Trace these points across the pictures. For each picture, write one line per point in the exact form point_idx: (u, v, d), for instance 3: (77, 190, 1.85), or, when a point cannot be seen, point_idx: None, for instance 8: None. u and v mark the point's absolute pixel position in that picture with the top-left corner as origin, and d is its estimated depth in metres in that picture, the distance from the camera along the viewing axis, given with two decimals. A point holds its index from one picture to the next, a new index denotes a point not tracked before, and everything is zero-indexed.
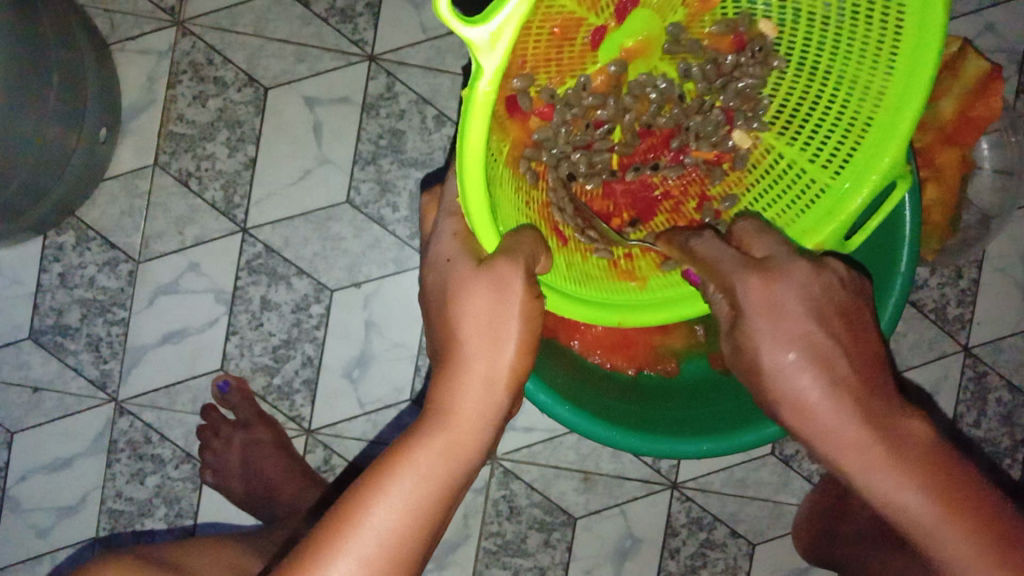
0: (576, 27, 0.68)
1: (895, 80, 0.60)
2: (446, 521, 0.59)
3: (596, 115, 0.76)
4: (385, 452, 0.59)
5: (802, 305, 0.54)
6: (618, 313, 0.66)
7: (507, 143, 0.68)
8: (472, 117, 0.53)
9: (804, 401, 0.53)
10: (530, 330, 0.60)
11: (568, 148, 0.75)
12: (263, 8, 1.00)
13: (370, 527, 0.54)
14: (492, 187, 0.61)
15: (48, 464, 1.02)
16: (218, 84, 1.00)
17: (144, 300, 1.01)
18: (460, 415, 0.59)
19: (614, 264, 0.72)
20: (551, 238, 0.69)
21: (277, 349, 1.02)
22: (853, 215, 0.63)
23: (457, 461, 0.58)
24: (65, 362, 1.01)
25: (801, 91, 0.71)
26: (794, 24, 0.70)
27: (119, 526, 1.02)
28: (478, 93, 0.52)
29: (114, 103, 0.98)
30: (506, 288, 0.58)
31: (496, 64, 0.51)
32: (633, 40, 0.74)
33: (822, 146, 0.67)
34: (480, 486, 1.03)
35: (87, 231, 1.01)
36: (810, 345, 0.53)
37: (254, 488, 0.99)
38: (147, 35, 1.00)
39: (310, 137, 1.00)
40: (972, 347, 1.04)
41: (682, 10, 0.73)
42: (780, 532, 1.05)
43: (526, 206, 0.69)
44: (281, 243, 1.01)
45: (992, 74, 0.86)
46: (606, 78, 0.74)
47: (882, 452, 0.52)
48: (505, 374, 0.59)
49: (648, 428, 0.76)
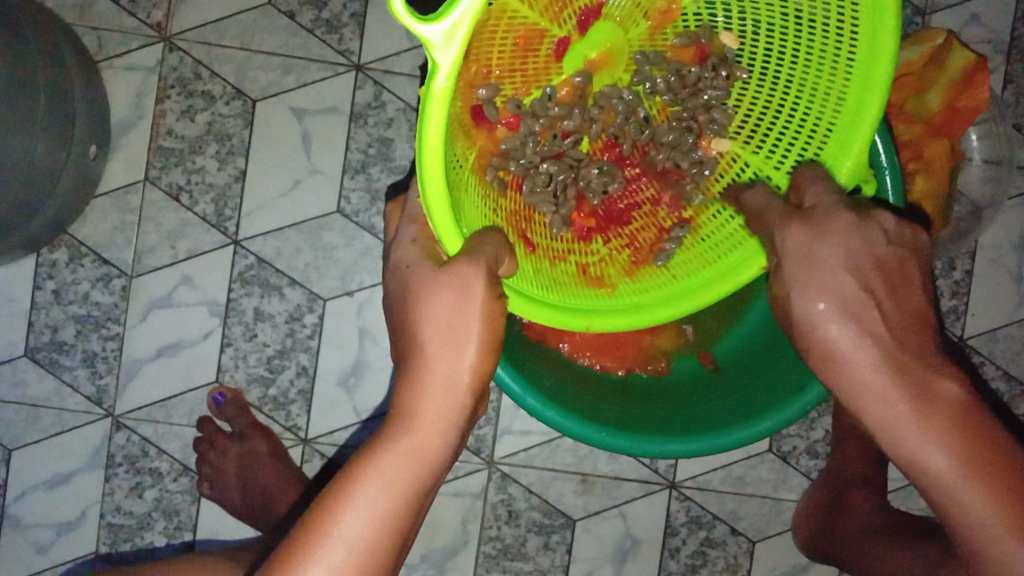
0: (540, 38, 0.70)
1: (853, 84, 0.62)
2: (410, 537, 0.59)
3: (562, 126, 0.75)
4: (350, 460, 0.59)
5: (837, 255, 0.52)
6: (586, 318, 0.66)
7: (471, 152, 0.68)
8: (428, 115, 0.54)
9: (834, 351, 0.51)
10: (492, 329, 0.60)
11: (537, 159, 0.75)
12: (249, 21, 1.00)
13: (338, 535, 0.54)
14: (455, 191, 0.61)
15: (47, 480, 1.02)
16: (206, 98, 1.01)
17: (137, 315, 1.02)
18: (422, 417, 0.59)
19: (584, 270, 0.72)
20: (518, 244, 0.69)
21: (271, 360, 1.02)
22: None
23: (422, 465, 0.58)
24: (61, 379, 1.01)
25: (765, 99, 0.72)
26: (754, 34, 0.72)
27: (120, 540, 1.02)
28: (434, 90, 0.54)
29: (102, 119, 0.99)
30: (467, 290, 0.58)
31: (451, 62, 0.53)
32: (596, 51, 0.75)
33: (788, 151, 0.68)
34: (479, 491, 1.03)
35: (80, 247, 1.01)
36: (844, 295, 0.51)
37: (251, 498, 0.98)
38: (134, 51, 1.01)
39: (298, 148, 1.01)
40: (967, 338, 1.04)
41: (643, 22, 0.75)
42: (780, 529, 1.05)
43: (493, 213, 0.68)
44: (273, 254, 1.01)
45: (977, 65, 0.89)
46: (570, 90, 0.75)
47: (910, 409, 0.50)
48: (467, 376, 0.59)
49: (643, 430, 0.75)
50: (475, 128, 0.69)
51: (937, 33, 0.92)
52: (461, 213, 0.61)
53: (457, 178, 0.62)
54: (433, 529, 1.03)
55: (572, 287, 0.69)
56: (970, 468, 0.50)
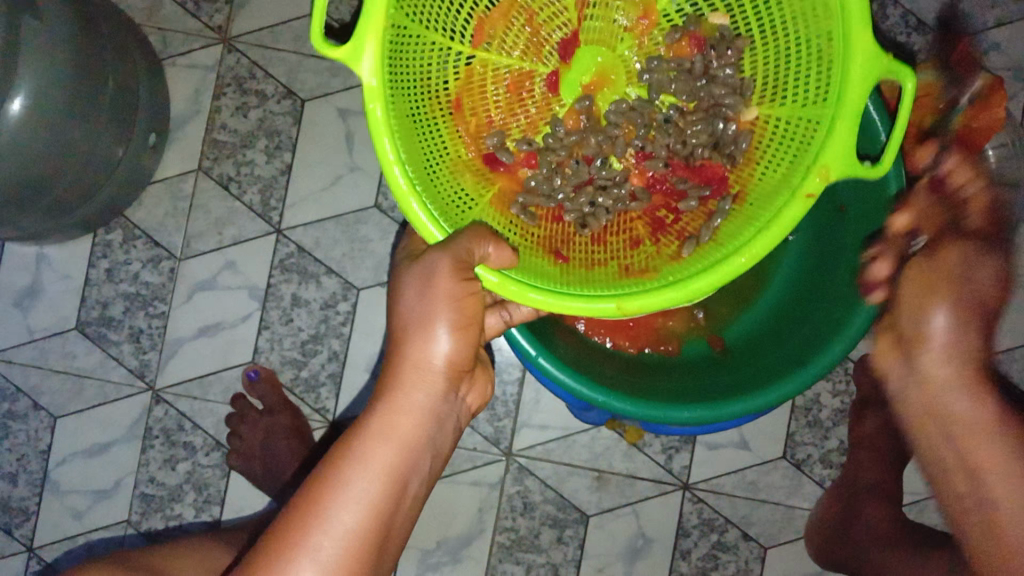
0: (526, 79, 0.80)
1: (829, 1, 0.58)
2: (400, 519, 0.65)
3: (582, 152, 0.80)
4: (330, 453, 0.65)
5: (972, 280, 0.66)
6: (615, 298, 0.62)
7: (488, 188, 0.75)
8: (373, 112, 0.63)
9: (926, 371, 0.68)
10: (459, 321, 0.67)
11: (569, 191, 0.78)
12: (302, 27, 1.08)
13: (332, 523, 0.60)
14: (442, 197, 0.68)
15: (87, 449, 1.08)
16: (259, 96, 1.08)
17: (183, 295, 1.08)
18: (398, 412, 0.66)
19: (625, 269, 0.70)
20: (543, 260, 0.70)
21: (305, 344, 1.07)
22: (849, 136, 0.58)
23: (400, 454, 0.65)
24: (108, 353, 1.08)
25: (774, 64, 0.69)
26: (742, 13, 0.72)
27: (151, 510, 1.06)
28: (370, 90, 0.63)
29: (162, 111, 1.06)
30: (430, 284, 0.65)
31: (372, 61, 0.63)
32: (588, 76, 0.81)
33: (804, 100, 0.64)
34: (496, 481, 1.06)
35: (134, 230, 1.08)
36: (961, 313, 0.66)
37: (272, 474, 1.03)
38: (195, 51, 1.09)
39: (341, 146, 1.07)
40: None
41: (626, 34, 0.81)
42: (791, 536, 1.06)
43: (515, 237, 0.72)
44: (312, 244, 1.07)
45: (994, 86, 0.90)
46: (577, 119, 0.81)
47: (954, 405, 0.67)
48: (436, 366, 0.67)
49: (645, 396, 0.78)
50: (492, 173, 0.76)
51: (960, 52, 0.93)
52: (448, 218, 0.67)
53: (444, 184, 0.69)
54: (449, 516, 1.06)
55: (605, 280, 0.67)
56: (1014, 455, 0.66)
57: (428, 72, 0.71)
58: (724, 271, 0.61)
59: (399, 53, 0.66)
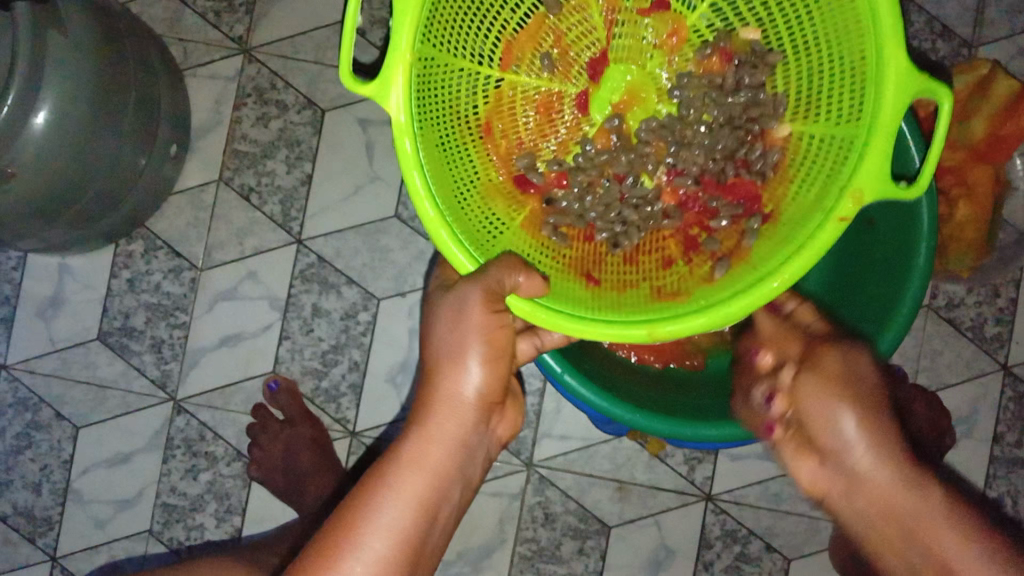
0: (555, 99, 0.81)
1: (863, 24, 0.59)
2: (431, 548, 0.65)
3: (612, 170, 0.81)
4: (366, 479, 0.65)
5: (861, 382, 0.64)
6: (648, 325, 0.63)
7: (519, 210, 0.75)
8: (402, 145, 0.64)
9: (859, 472, 0.63)
10: (493, 345, 0.67)
11: (598, 209, 0.79)
12: (323, 37, 1.08)
13: (361, 553, 0.60)
14: (472, 224, 0.69)
15: (109, 458, 1.08)
16: (280, 106, 1.08)
17: (204, 305, 1.08)
18: (430, 443, 0.65)
19: (658, 290, 0.70)
20: (574, 282, 0.71)
21: (326, 354, 1.07)
22: (880, 160, 0.59)
23: (433, 485, 0.64)
24: (130, 363, 1.08)
25: (807, 83, 0.70)
26: (772, 27, 0.72)
27: (173, 519, 1.07)
28: (399, 124, 0.64)
29: (183, 122, 1.07)
30: (462, 312, 0.65)
31: (400, 96, 0.64)
32: (618, 95, 0.82)
33: (837, 122, 0.64)
34: (517, 492, 1.06)
35: (155, 240, 1.08)
36: (863, 411, 0.63)
37: (291, 485, 1.02)
38: (216, 61, 1.09)
39: (362, 155, 1.07)
40: (1012, 366, 1.04)
41: (655, 50, 0.81)
42: (815, 548, 1.04)
43: (547, 260, 0.73)
44: (333, 254, 1.07)
45: (1023, 94, 0.90)
46: (608, 138, 0.82)
47: (906, 509, 0.62)
48: (470, 395, 0.67)
49: (672, 414, 0.78)
50: (524, 194, 0.77)
51: (982, 64, 0.95)
52: (479, 246, 0.68)
53: (473, 212, 0.70)
54: (470, 527, 1.06)
55: (638, 302, 0.68)
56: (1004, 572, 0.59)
57: (458, 98, 0.72)
58: (754, 294, 0.61)
59: (427, 84, 0.67)
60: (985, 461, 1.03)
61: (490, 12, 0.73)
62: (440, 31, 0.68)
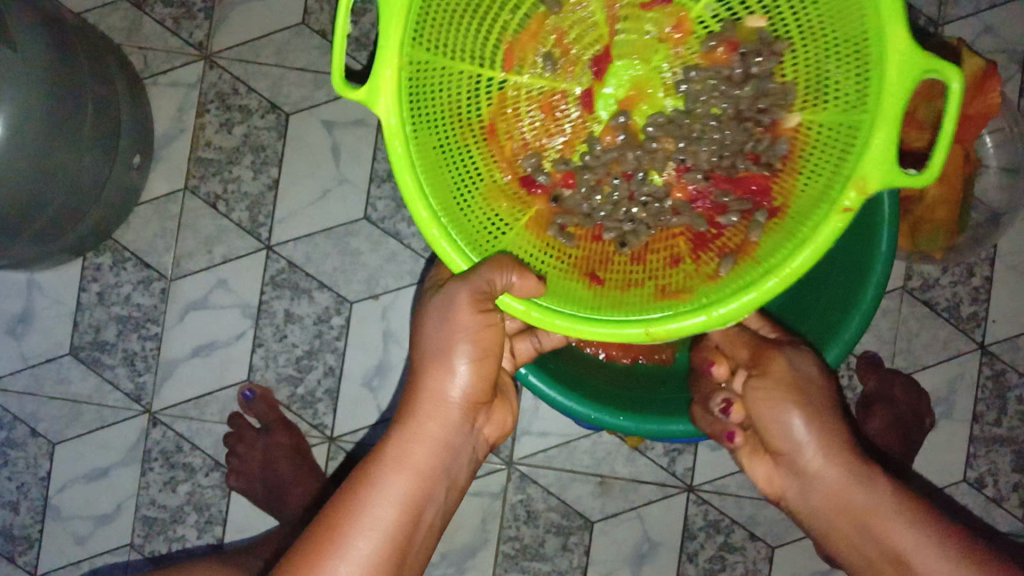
0: (559, 97, 0.79)
1: (863, 8, 0.58)
2: (416, 547, 0.66)
3: (619, 169, 0.79)
4: (350, 477, 0.66)
5: (812, 382, 0.67)
6: (644, 324, 0.62)
7: (523, 211, 0.74)
8: (394, 147, 0.63)
9: (808, 467, 0.66)
10: (482, 347, 0.67)
11: (605, 210, 0.77)
12: (284, 40, 1.06)
13: (349, 555, 0.61)
14: (471, 228, 0.68)
15: (86, 474, 1.07)
16: (243, 112, 1.07)
17: (175, 316, 1.07)
18: (416, 445, 0.66)
19: (665, 288, 0.68)
20: (579, 283, 0.69)
21: (300, 360, 1.06)
22: (887, 150, 0.58)
23: (418, 486, 0.66)
24: (103, 377, 1.07)
25: (810, 72, 0.67)
26: (778, 12, 0.69)
27: (153, 532, 1.06)
28: (390, 126, 0.63)
29: (145, 131, 1.05)
30: (453, 313, 0.65)
31: (392, 98, 0.63)
32: (622, 90, 0.80)
33: (843, 108, 0.62)
34: (498, 490, 1.05)
35: (123, 252, 1.07)
36: (813, 414, 0.66)
37: (270, 492, 1.02)
38: (177, 68, 1.07)
39: (328, 158, 1.06)
40: (988, 345, 1.03)
41: (660, 45, 0.79)
42: (798, 535, 1.04)
43: (550, 262, 0.71)
44: (303, 259, 1.06)
45: (986, 73, 0.89)
46: (614, 136, 0.79)
47: (859, 494, 0.65)
48: (456, 397, 0.67)
49: (637, 410, 0.78)
50: (529, 195, 0.75)
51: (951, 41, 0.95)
52: (477, 249, 0.67)
53: (474, 218, 0.69)
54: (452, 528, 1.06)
55: (640, 302, 0.66)
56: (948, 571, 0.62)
57: (457, 99, 0.71)
58: (757, 290, 0.61)
59: (421, 87, 0.66)
60: (965, 441, 1.03)
61: (489, 13, 0.72)
62: (434, 32, 0.66)
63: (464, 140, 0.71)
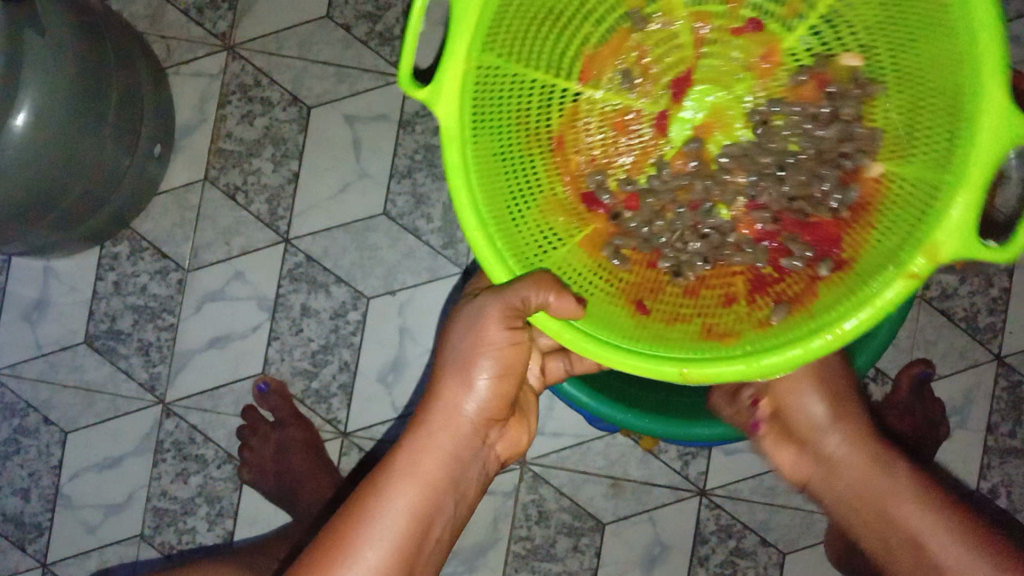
0: (636, 117, 0.77)
1: (959, 52, 0.53)
2: (426, 558, 0.66)
3: (686, 198, 0.77)
4: (361, 487, 0.67)
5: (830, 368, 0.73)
6: (682, 367, 0.58)
7: (578, 230, 0.71)
8: (449, 151, 0.61)
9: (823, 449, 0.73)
10: (502, 360, 0.65)
11: (665, 239, 0.74)
12: (307, 33, 1.06)
13: (354, 567, 0.62)
14: (523, 248, 0.65)
15: (98, 463, 1.07)
16: (265, 104, 1.07)
17: (191, 307, 1.07)
18: (428, 457, 0.66)
19: (710, 329, 0.64)
20: (623, 312, 0.66)
21: (316, 354, 1.06)
22: (969, 211, 0.53)
23: (429, 499, 0.66)
24: (117, 366, 1.07)
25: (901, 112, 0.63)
26: (874, 50, 0.65)
27: (164, 523, 1.06)
28: (449, 127, 0.60)
29: (167, 121, 1.05)
30: (479, 325, 0.64)
31: (452, 98, 0.60)
32: (699, 115, 0.79)
33: (930, 156, 0.58)
34: (510, 490, 1.05)
35: (141, 242, 1.07)
36: (831, 400, 0.72)
37: (283, 485, 1.02)
38: (200, 58, 1.07)
39: (348, 152, 1.06)
40: (1005, 356, 1.03)
41: (747, 76, 0.76)
42: (811, 542, 1.04)
43: (597, 288, 0.68)
44: (321, 253, 1.05)
45: None
46: (685, 162, 0.77)
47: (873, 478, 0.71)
48: (472, 410, 0.66)
49: (662, 413, 0.78)
50: (590, 213, 0.73)
51: None
52: (524, 265, 0.64)
53: (528, 237, 0.66)
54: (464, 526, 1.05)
55: (683, 340, 0.62)
56: (964, 541, 0.67)
57: (523, 110, 0.68)
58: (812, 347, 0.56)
59: (487, 90, 0.63)
60: (979, 452, 1.03)
61: (565, 22, 0.69)
62: (506, 39, 0.64)
63: (523, 158, 0.68)
